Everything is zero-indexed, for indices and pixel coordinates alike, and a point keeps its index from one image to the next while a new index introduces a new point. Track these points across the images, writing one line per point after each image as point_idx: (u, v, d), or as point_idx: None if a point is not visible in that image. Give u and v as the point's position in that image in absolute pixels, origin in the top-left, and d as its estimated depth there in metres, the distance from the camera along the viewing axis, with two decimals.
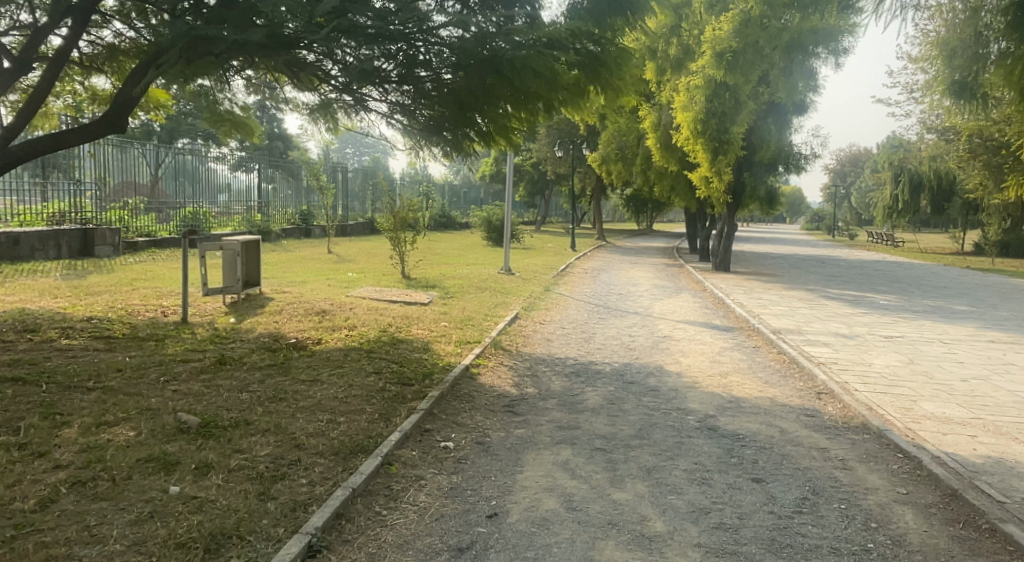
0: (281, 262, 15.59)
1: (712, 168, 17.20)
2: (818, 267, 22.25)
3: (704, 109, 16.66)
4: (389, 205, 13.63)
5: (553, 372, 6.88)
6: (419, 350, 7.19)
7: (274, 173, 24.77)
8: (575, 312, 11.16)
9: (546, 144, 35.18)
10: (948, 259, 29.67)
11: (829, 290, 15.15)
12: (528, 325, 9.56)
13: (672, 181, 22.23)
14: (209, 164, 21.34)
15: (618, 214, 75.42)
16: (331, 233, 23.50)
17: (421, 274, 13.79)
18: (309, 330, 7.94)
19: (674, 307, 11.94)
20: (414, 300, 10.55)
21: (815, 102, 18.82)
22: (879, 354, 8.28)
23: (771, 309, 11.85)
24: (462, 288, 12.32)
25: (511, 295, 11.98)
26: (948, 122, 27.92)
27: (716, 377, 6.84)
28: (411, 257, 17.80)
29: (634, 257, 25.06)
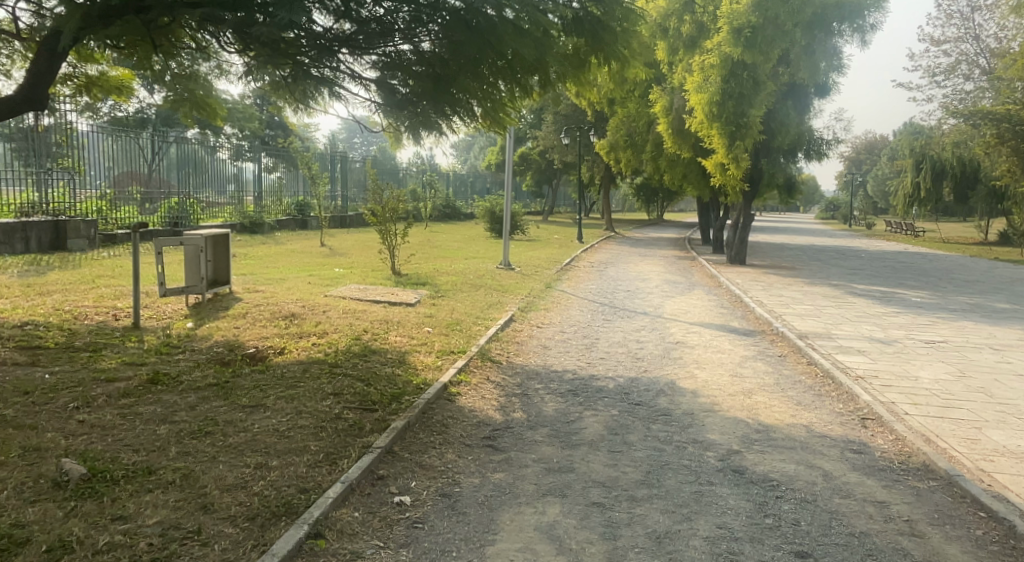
0: (266, 256, 14.67)
1: (728, 154, 15.74)
2: (838, 260, 21.06)
3: (720, 90, 15.36)
4: (377, 197, 12.62)
5: (547, 391, 5.90)
6: (394, 364, 6.22)
7: (270, 162, 23.85)
8: (578, 313, 10.15)
9: (552, 132, 34.02)
10: (975, 250, 28.27)
11: (854, 286, 14.03)
12: (524, 330, 8.56)
13: (684, 169, 21.07)
14: (207, 154, 20.56)
15: (628, 204, 73.99)
16: (326, 225, 22.52)
17: (414, 270, 12.82)
18: (272, 338, 6.99)
19: (686, 307, 10.90)
20: (400, 301, 9.59)
21: (838, 84, 17.67)
22: (924, 365, 7.23)
23: (793, 309, 10.80)
24: (455, 285, 11.34)
25: (509, 294, 10.99)
26: (976, 107, 26.50)
27: (738, 397, 5.84)
28: (405, 250, 16.82)
29: (644, 249, 23.97)
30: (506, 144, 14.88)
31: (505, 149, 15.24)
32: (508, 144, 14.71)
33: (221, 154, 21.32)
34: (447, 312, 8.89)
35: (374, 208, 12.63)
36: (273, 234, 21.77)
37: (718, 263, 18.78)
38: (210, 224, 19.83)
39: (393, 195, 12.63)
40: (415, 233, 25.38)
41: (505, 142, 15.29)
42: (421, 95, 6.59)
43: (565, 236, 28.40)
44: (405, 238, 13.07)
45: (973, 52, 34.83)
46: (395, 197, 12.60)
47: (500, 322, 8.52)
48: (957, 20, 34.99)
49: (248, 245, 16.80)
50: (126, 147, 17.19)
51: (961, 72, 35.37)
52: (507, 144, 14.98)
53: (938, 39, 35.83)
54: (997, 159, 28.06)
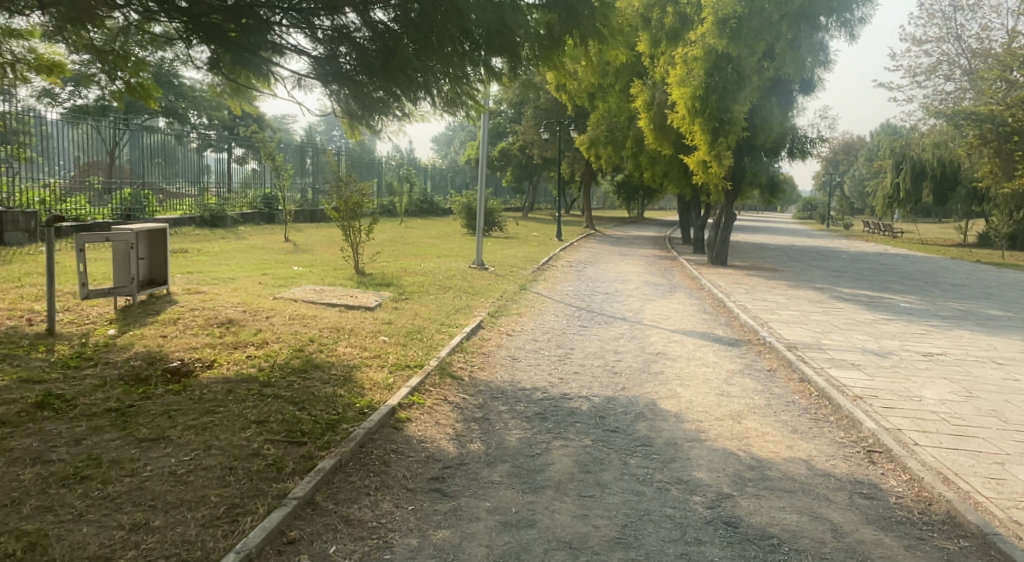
0: (221, 253, 13.72)
1: (710, 151, 15.09)
2: (821, 261, 20.58)
3: (703, 83, 14.72)
4: (339, 190, 11.72)
5: (512, 415, 5.16)
6: (336, 382, 5.41)
7: (243, 154, 22.93)
8: (553, 318, 9.42)
9: (532, 126, 33.25)
10: (955, 251, 28.09)
11: (840, 289, 13.50)
12: (493, 338, 7.82)
13: (665, 166, 20.45)
14: (167, 143, 19.32)
15: (608, 201, 73.41)
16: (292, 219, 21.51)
17: (379, 269, 12.00)
18: (201, 350, 6.15)
19: (669, 312, 10.24)
20: (360, 304, 8.79)
21: (823, 80, 17.16)
22: (926, 382, 6.61)
23: (780, 315, 10.18)
24: (422, 287, 10.56)
25: (480, 296, 10.22)
26: (958, 108, 26.31)
27: (727, 422, 5.14)
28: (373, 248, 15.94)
29: (624, 248, 23.33)
30: (480, 137, 14.08)
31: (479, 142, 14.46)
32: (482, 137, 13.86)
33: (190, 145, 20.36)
34: (409, 318, 8.08)
35: (336, 203, 11.76)
36: (236, 228, 20.72)
37: (699, 263, 18.21)
38: (169, 216, 18.76)
39: (356, 185, 11.75)
40: (387, 229, 24.49)
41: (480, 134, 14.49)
42: (377, 76, 5.83)
43: (544, 234, 27.67)
44: (370, 235, 12.25)
45: (954, 52, 34.80)
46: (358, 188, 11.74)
47: (466, 330, 7.77)
48: (938, 21, 34.95)
49: (206, 241, 15.81)
50: (87, 136, 16.25)
51: (942, 73, 35.33)
52: (482, 138, 14.19)
53: (919, 39, 35.76)
54: (979, 160, 27.87)
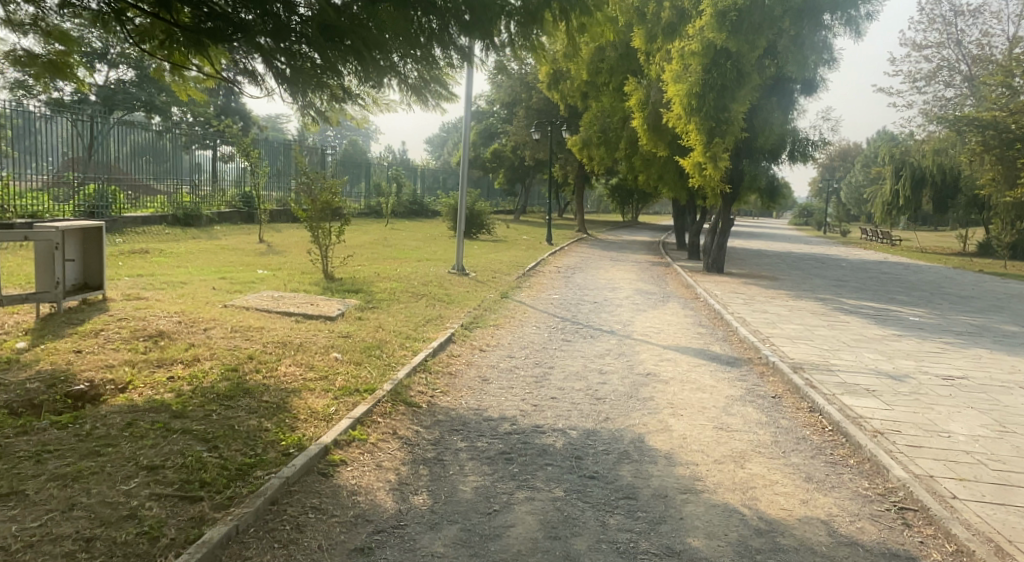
0: (185, 254, 12.86)
1: (706, 153, 14.26)
2: (821, 269, 19.83)
3: (700, 80, 13.90)
4: (307, 187, 10.84)
5: (472, 455, 4.32)
6: (263, 413, 4.53)
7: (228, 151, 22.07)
8: (534, 331, 8.60)
9: (523, 127, 32.49)
10: (956, 260, 27.39)
11: (842, 301, 12.74)
12: (463, 355, 6.98)
13: (659, 169, 19.67)
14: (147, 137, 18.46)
15: (602, 205, 72.69)
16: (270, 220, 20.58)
17: (350, 273, 11.16)
18: (117, 369, 5.27)
19: (662, 325, 9.42)
20: (318, 313, 7.93)
21: (824, 81, 16.51)
22: (951, 413, 5.80)
23: (781, 329, 9.39)
24: (393, 294, 9.71)
25: (455, 305, 9.37)
26: (961, 114, 25.66)
27: (728, 467, 4.31)
28: (350, 251, 15.08)
29: (615, 253, 22.56)
30: (465, 134, 13.30)
31: (464, 140, 13.65)
32: (468, 134, 13.13)
33: (172, 140, 19.52)
34: (370, 331, 7.21)
35: (304, 202, 10.90)
36: (211, 228, 19.79)
37: (694, 271, 17.44)
38: (140, 214, 17.86)
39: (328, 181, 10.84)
40: (372, 231, 23.64)
41: (466, 131, 13.67)
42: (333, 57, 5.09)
43: (534, 237, 26.89)
44: (342, 237, 11.41)
45: (954, 58, 34.24)
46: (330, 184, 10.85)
47: (433, 345, 6.91)
48: (939, 25, 34.40)
49: (173, 241, 14.94)
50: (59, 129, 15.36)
51: (942, 79, 34.77)
52: (466, 134, 13.38)
53: (919, 44, 35.20)
54: (981, 167, 27.22)
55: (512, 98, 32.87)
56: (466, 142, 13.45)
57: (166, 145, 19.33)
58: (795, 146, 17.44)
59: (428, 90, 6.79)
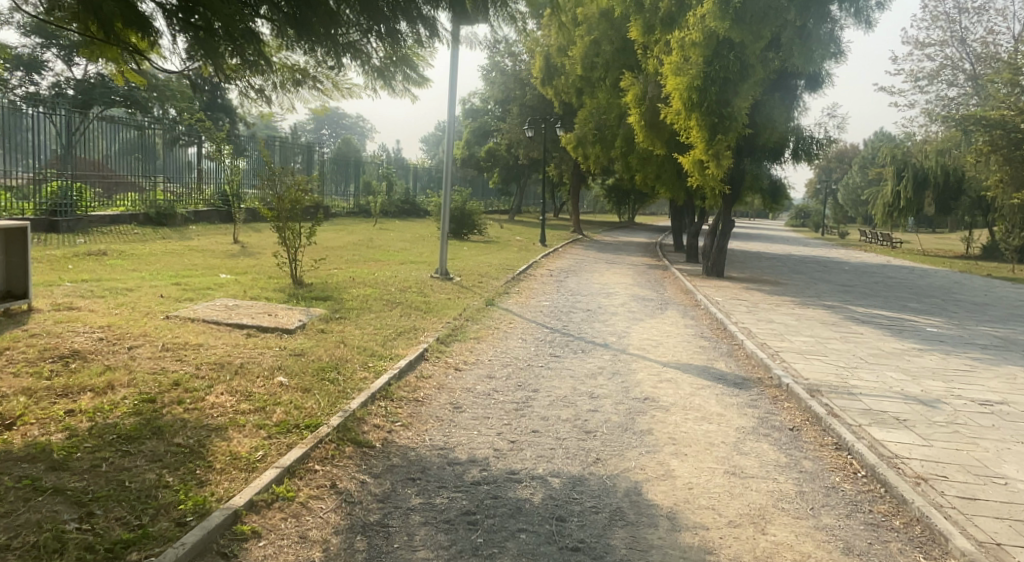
0: (149, 256, 11.98)
1: (707, 151, 13.34)
2: (825, 273, 19.01)
3: (701, 72, 12.96)
4: (270, 186, 9.96)
5: (425, 518, 3.43)
6: (165, 464, 3.62)
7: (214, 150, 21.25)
8: (518, 346, 7.70)
9: (517, 125, 31.64)
10: (961, 263, 26.65)
11: (852, 309, 11.89)
12: (435, 376, 6.07)
13: (656, 168, 18.82)
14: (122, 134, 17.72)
15: (598, 205, 71.85)
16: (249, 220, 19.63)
17: (320, 278, 10.26)
18: (8, 399, 4.35)
19: (661, 338, 8.54)
20: (274, 326, 7.03)
21: (830, 76, 15.71)
22: (999, 451, 4.94)
23: (792, 342, 8.53)
24: (365, 302, 8.82)
25: (432, 315, 8.49)
26: (967, 113, 24.88)
27: (746, 534, 3.43)
28: (329, 254, 14.21)
29: (610, 255, 21.71)
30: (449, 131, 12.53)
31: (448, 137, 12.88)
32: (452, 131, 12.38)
33: (150, 136, 18.80)
34: (329, 348, 6.32)
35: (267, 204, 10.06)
36: (186, 227, 18.85)
37: (692, 274, 16.59)
38: (110, 213, 16.96)
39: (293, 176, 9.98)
40: (358, 231, 22.77)
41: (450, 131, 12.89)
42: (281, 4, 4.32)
43: (527, 238, 26.08)
44: (313, 239, 10.54)
45: (957, 56, 33.56)
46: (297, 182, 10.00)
47: (400, 365, 6.02)
48: (942, 23, 33.73)
49: (141, 242, 14.08)
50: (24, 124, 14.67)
51: (945, 78, 34.06)
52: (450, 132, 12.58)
53: (922, 43, 34.53)
54: (987, 168, 26.50)
55: (505, 94, 32.06)
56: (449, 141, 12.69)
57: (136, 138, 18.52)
58: (801, 144, 16.52)
59: (395, 71, 5.93)
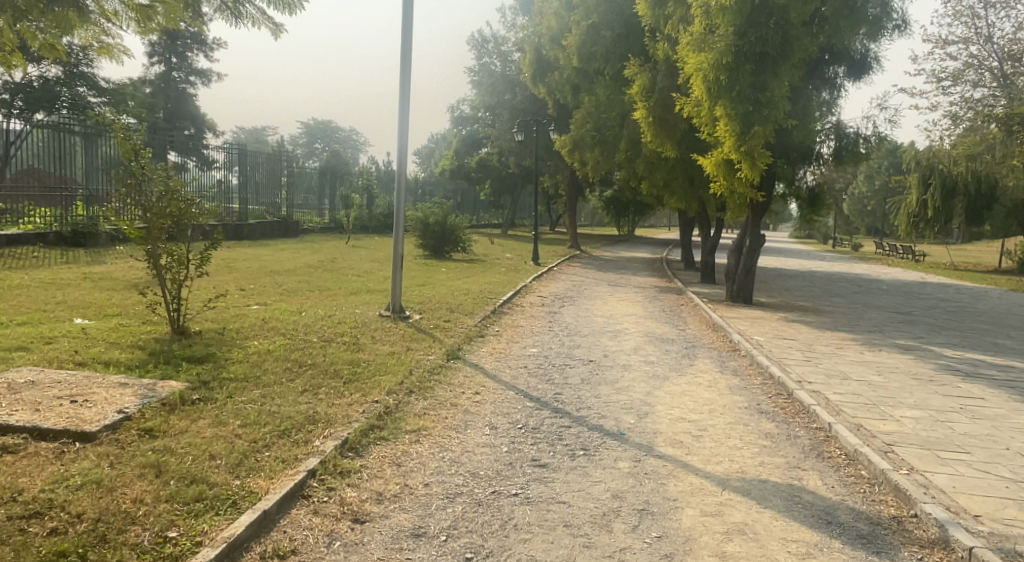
0: (11, 290, 9.12)
1: (738, 149, 10.34)
2: (866, 295, 16.18)
3: (732, 46, 10.02)
4: (133, 200, 6.95)
5: None
6: None
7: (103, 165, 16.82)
8: (480, 446, 4.78)
9: (506, 130, 28.96)
10: (1005, 279, 23.85)
11: (938, 351, 8.97)
12: (304, 552, 3.14)
13: (665, 175, 15.97)
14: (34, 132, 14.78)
15: (596, 218, 69.12)
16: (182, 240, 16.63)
17: (208, 326, 7.30)
18: None
19: (705, 420, 5.61)
20: (60, 428, 4.12)
21: (875, 62, 13.01)
22: None
23: (901, 424, 5.62)
24: (257, 366, 5.88)
25: (352, 388, 5.52)
26: (1010, 111, 22.14)
27: None
28: (263, 284, 11.34)
29: (613, 275, 18.85)
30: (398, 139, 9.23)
31: (400, 150, 9.68)
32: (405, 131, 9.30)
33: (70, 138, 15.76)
34: (115, 490, 3.40)
35: (130, 220, 7.00)
36: (110, 246, 15.95)
37: (714, 300, 13.72)
38: (7, 232, 14.09)
39: (164, 181, 6.94)
40: (322, 250, 19.86)
41: (404, 135, 9.72)
42: None
43: (518, 256, 23.19)
44: (207, 270, 7.65)
45: (983, 54, 30.71)
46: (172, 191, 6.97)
47: (234, 530, 3.11)
48: (966, 19, 30.86)
49: (24, 269, 11.20)
50: None
51: (968, 79, 31.25)
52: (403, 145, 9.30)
53: (943, 41, 31.74)
54: None
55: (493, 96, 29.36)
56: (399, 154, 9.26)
57: (76, 146, 15.98)
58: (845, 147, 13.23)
59: None
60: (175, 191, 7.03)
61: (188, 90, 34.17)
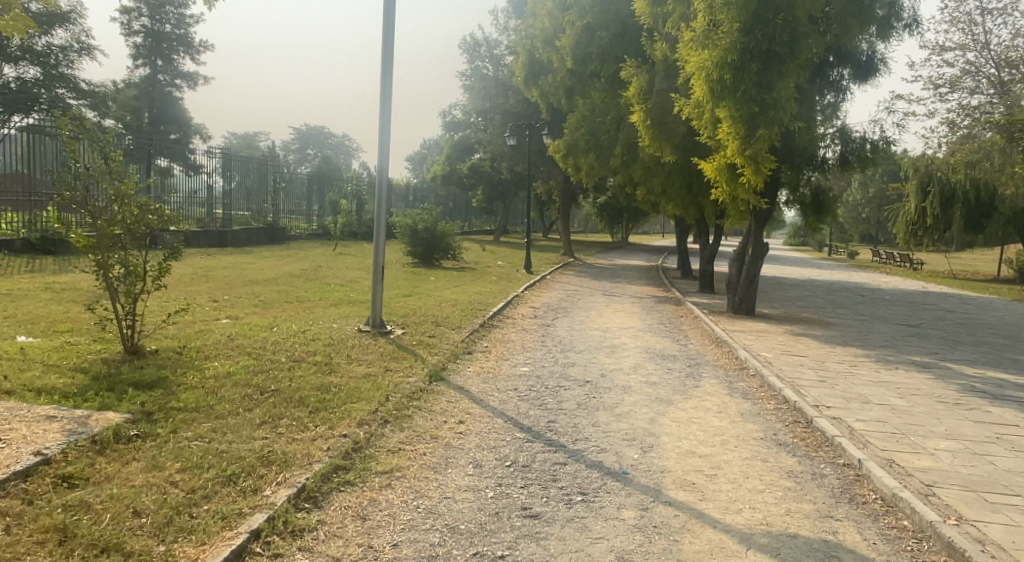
0: None
1: (743, 152, 9.75)
2: (870, 306, 15.60)
3: (737, 43, 9.42)
4: (78, 207, 6.15)
5: None
6: None
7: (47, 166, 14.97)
8: (462, 491, 4.11)
9: (498, 135, 28.36)
10: (1007, 289, 23.36)
11: (957, 370, 8.37)
12: None
13: (663, 181, 15.37)
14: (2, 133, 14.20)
15: (590, 225, 68.58)
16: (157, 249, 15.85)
17: (164, 345, 6.60)
18: None
19: (717, 455, 4.99)
20: None
21: (881, 65, 12.49)
22: None
23: (937, 459, 5.00)
24: (212, 393, 5.19)
25: (318, 420, 4.83)
26: (1011, 119, 21.67)
27: None
28: (238, 296, 10.62)
29: (609, 285, 18.23)
30: (380, 141, 8.37)
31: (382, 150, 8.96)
32: (388, 132, 8.47)
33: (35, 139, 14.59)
34: None
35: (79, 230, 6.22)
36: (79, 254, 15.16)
37: (715, 312, 13.11)
38: None
39: (115, 184, 6.14)
40: (307, 257, 19.15)
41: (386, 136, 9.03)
42: None
43: (510, 264, 22.56)
44: (166, 282, 6.91)
45: (980, 61, 30.29)
46: (123, 195, 6.17)
47: None
48: (963, 25, 30.47)
49: None
50: None
51: (966, 85, 30.85)
52: (385, 148, 8.42)
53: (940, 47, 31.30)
54: None
55: (486, 101, 28.75)
56: (380, 159, 8.32)
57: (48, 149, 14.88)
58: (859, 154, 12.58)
59: None
60: (127, 196, 6.23)
61: (174, 93, 33.44)
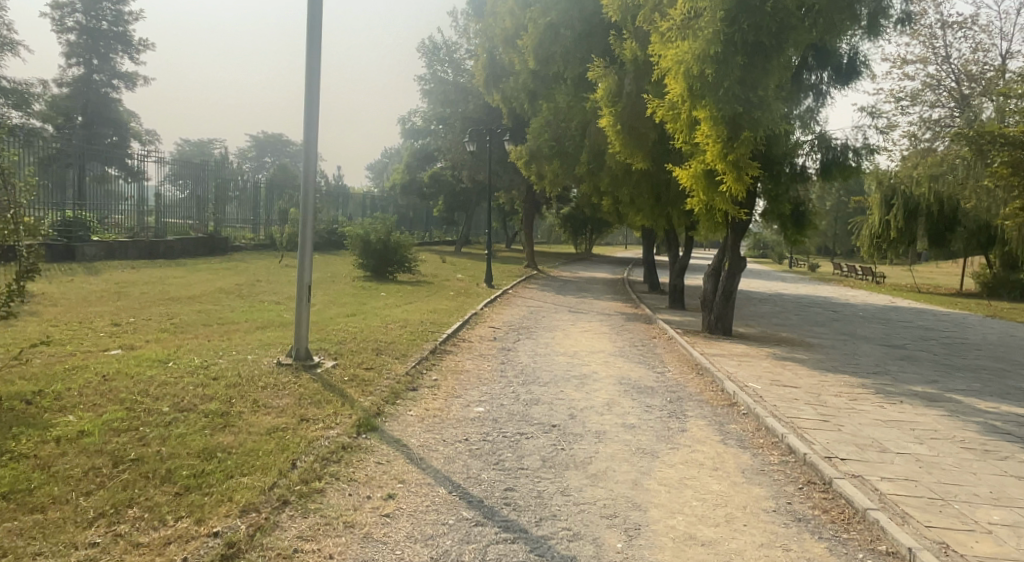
0: None
1: (725, 157, 8.71)
2: (847, 324, 14.82)
3: (719, 32, 8.39)
4: None
5: None
6: None
7: None
8: None
9: (458, 141, 27.19)
10: (972, 304, 23.07)
11: (968, 404, 7.38)
12: None
13: (631, 190, 14.35)
14: None
15: (554, 235, 68.01)
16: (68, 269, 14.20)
17: (11, 391, 5.11)
18: None
19: (723, 542, 3.78)
20: None
21: (859, 71, 11.73)
22: None
23: (1000, 541, 3.89)
24: (44, 467, 3.79)
25: (182, 510, 3.47)
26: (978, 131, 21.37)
27: None
28: (148, 319, 9.14)
29: (574, 301, 17.12)
30: (306, 136, 6.97)
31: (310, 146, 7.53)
32: (316, 126, 7.07)
33: None
34: None
35: None
36: None
37: (690, 331, 12.08)
38: None
39: None
40: (248, 270, 17.63)
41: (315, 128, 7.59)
42: None
43: (470, 277, 21.32)
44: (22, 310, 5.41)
45: (941, 75, 30.26)
46: None
47: None
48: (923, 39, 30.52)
49: None
50: None
51: (926, 99, 30.76)
52: (312, 144, 7.02)
53: (901, 60, 31.25)
54: (995, 196, 23.11)
55: (446, 106, 27.55)
56: (307, 159, 6.91)
57: None
58: (839, 165, 11.67)
59: None
60: None
61: (111, 94, 31.33)
